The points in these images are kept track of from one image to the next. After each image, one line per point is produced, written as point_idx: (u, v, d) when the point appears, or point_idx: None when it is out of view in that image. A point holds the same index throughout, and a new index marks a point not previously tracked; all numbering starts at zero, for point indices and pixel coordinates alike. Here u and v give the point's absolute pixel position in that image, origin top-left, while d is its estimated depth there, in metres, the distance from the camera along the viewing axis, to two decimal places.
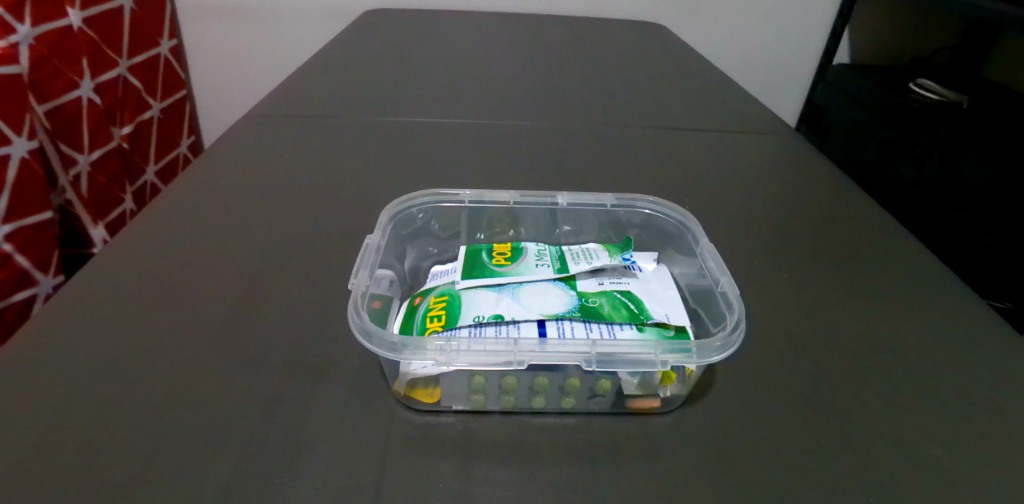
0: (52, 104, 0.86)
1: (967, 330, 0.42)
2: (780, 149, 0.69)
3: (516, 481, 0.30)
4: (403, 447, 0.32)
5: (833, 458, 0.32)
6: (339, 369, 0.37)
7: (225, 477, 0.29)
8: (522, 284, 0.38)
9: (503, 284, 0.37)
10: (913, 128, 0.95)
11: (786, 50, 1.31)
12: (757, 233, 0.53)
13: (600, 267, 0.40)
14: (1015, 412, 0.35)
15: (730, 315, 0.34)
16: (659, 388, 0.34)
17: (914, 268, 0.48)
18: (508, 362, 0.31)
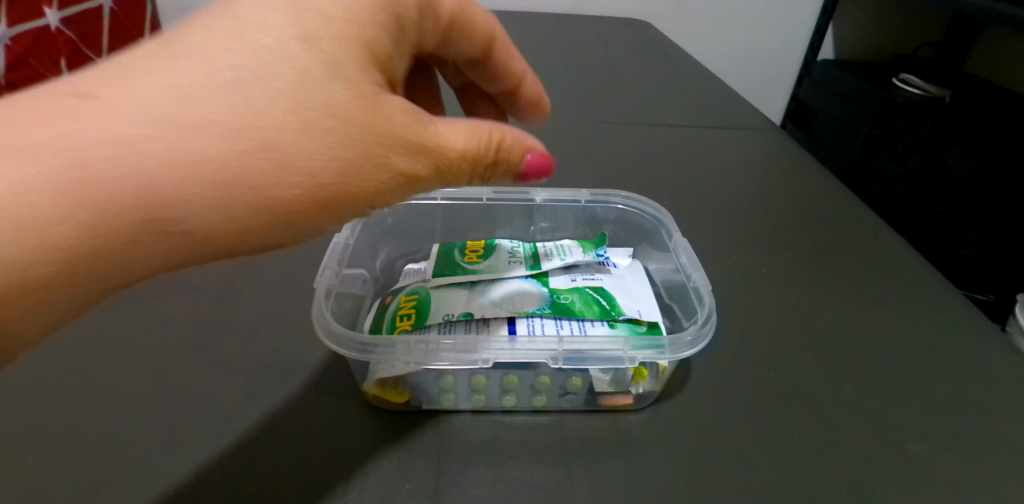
0: None
1: (942, 323, 0.42)
2: (761, 145, 0.69)
3: (486, 481, 0.29)
4: (371, 447, 0.31)
5: (807, 452, 0.32)
6: (308, 367, 0.36)
7: (189, 481, 0.29)
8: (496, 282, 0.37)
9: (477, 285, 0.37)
10: (897, 123, 0.95)
11: (772, 46, 1.31)
12: (737, 227, 0.53)
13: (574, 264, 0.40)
14: (986, 404, 0.36)
15: (701, 310, 0.34)
16: (631, 385, 0.33)
17: (891, 262, 0.49)
18: (476, 361, 0.31)
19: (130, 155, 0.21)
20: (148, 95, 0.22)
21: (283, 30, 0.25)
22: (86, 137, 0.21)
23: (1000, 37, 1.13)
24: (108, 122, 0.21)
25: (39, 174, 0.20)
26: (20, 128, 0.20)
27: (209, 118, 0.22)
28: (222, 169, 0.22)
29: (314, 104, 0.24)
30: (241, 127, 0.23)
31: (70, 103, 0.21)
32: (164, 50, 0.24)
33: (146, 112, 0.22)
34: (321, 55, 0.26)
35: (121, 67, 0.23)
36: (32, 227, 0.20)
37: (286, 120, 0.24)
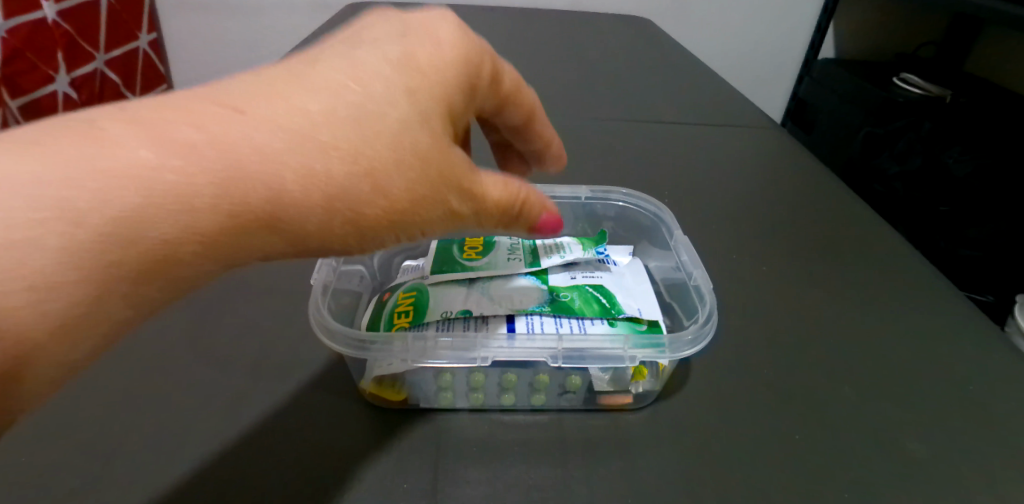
0: (25, 98, 0.84)
1: (945, 323, 0.42)
2: (762, 142, 0.69)
3: (483, 482, 0.29)
4: (369, 446, 0.31)
5: (808, 452, 0.32)
6: (305, 364, 0.35)
7: (184, 480, 0.28)
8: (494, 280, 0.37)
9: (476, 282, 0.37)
10: (897, 122, 0.95)
11: (773, 44, 1.31)
12: (737, 225, 0.52)
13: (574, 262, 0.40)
14: (988, 404, 0.36)
15: (702, 309, 0.34)
16: (631, 385, 0.33)
17: (893, 261, 0.49)
18: (473, 359, 0.31)
19: (263, 159, 0.21)
20: (284, 109, 0.22)
21: (395, 67, 0.26)
22: (230, 138, 0.21)
23: (1001, 36, 1.12)
24: (243, 126, 0.21)
25: (185, 165, 0.20)
26: (170, 121, 0.20)
27: (328, 137, 0.23)
28: (327, 186, 0.23)
29: (406, 143, 0.25)
30: (352, 151, 0.23)
31: (212, 104, 0.21)
32: (294, 73, 0.24)
33: (284, 124, 0.22)
34: (428, 95, 0.26)
35: (256, 80, 0.23)
36: (170, 215, 0.20)
37: (385, 149, 0.24)
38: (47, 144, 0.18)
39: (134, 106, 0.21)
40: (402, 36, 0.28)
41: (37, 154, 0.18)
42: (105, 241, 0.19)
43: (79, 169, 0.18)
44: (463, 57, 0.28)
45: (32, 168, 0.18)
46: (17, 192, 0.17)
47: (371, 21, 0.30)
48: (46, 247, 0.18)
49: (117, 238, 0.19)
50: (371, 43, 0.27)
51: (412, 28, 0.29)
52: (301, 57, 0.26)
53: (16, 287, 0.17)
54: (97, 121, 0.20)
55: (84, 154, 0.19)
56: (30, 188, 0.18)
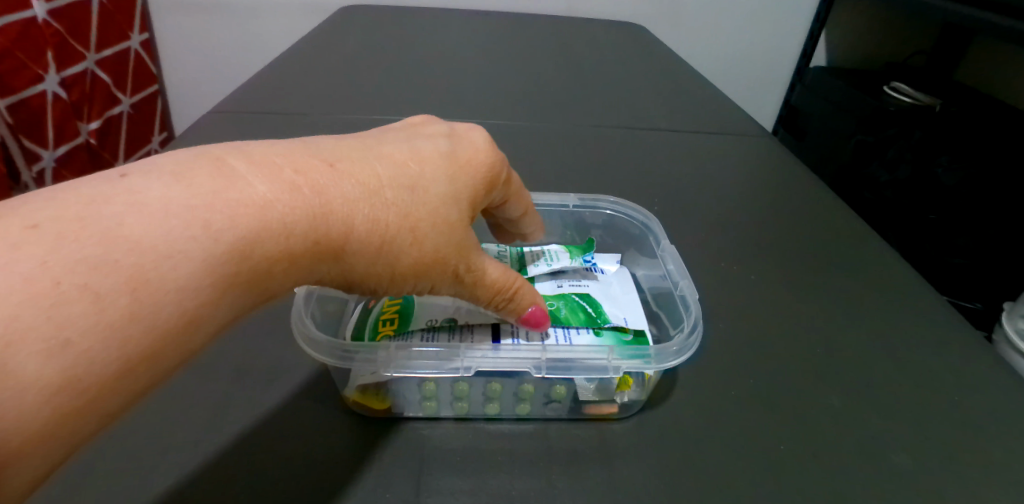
0: (15, 98, 0.82)
1: (929, 330, 0.43)
2: (752, 150, 0.70)
3: (469, 492, 0.29)
4: (353, 455, 0.30)
5: (791, 459, 0.32)
6: (288, 371, 0.35)
7: (163, 486, 0.28)
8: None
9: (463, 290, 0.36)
10: (889, 129, 0.94)
11: (766, 50, 1.31)
12: (726, 233, 0.53)
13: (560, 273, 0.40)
14: (970, 411, 0.36)
15: (688, 318, 0.34)
16: (616, 394, 0.33)
17: (879, 269, 0.49)
18: (457, 369, 0.30)
19: (344, 201, 0.26)
20: (360, 170, 0.27)
21: (444, 153, 0.31)
22: (321, 184, 0.25)
23: (990, 46, 1.14)
24: (327, 178, 0.26)
25: (289, 198, 0.24)
26: (280, 164, 0.25)
27: (389, 194, 0.27)
28: (381, 232, 0.27)
29: (436, 216, 0.28)
30: (403, 207, 0.27)
31: (311, 156, 0.26)
32: (366, 145, 0.29)
33: (359, 180, 0.27)
34: (467, 175, 0.30)
35: (337, 145, 0.29)
36: (280, 236, 0.23)
37: (427, 211, 0.28)
38: (190, 176, 0.22)
39: (251, 146, 0.26)
40: (450, 133, 0.33)
41: (185, 184, 0.22)
42: (234, 253, 0.22)
43: (217, 197, 0.22)
44: (496, 152, 0.33)
45: (182, 194, 0.21)
46: (174, 212, 0.21)
47: (426, 121, 0.35)
48: (192, 256, 0.20)
49: (242, 251, 0.22)
50: (426, 134, 0.32)
51: (459, 130, 0.34)
52: (369, 136, 0.31)
53: (166, 288, 0.20)
54: (224, 158, 0.24)
55: (220, 186, 0.22)
56: (182, 209, 0.21)
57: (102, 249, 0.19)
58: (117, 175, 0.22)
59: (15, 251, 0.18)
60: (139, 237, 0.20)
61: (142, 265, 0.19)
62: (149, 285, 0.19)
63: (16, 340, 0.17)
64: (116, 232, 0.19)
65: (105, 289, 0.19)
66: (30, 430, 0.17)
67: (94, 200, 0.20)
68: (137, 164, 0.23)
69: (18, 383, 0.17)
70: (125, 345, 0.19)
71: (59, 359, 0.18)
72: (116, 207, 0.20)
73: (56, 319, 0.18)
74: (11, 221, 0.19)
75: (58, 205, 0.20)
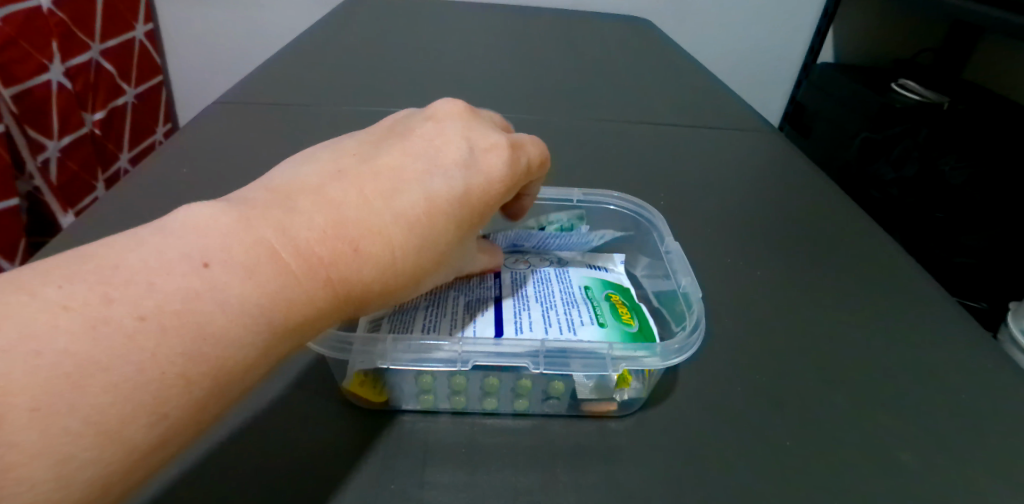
0: (20, 88, 0.81)
1: (935, 329, 0.42)
2: (757, 146, 0.69)
3: (466, 486, 0.29)
4: (355, 449, 0.30)
5: (795, 458, 0.32)
6: (291, 363, 0.35)
7: (168, 479, 0.28)
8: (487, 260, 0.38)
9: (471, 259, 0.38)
10: (896, 128, 0.94)
11: (773, 45, 1.30)
12: (731, 229, 0.52)
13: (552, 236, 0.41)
14: (975, 410, 0.36)
15: (690, 316, 0.35)
16: (616, 392, 0.33)
17: (884, 266, 0.49)
18: (453, 362, 0.30)
19: (361, 284, 0.25)
20: (380, 243, 0.26)
21: (458, 192, 0.29)
22: (343, 275, 0.24)
23: (997, 43, 1.13)
24: (353, 263, 0.25)
25: (324, 294, 0.24)
26: (318, 259, 0.24)
27: (404, 264, 0.26)
28: (391, 298, 0.27)
29: (442, 260, 0.29)
30: (415, 271, 0.27)
31: (334, 235, 0.24)
32: (385, 188, 0.27)
33: (380, 257, 0.25)
34: (476, 215, 0.30)
35: (360, 204, 0.26)
36: (319, 322, 0.24)
37: (432, 265, 0.28)
38: (263, 271, 0.22)
39: (292, 222, 0.24)
40: (466, 158, 0.30)
41: (259, 283, 0.22)
42: (291, 341, 0.23)
43: (283, 298, 0.22)
44: (509, 179, 0.31)
45: (259, 297, 0.22)
46: (252, 312, 0.21)
47: (442, 128, 0.32)
48: (262, 347, 0.22)
49: (297, 335, 0.23)
50: (444, 164, 0.29)
51: (476, 151, 0.31)
52: (391, 162, 0.28)
53: (239, 372, 0.21)
54: (280, 250, 0.23)
55: (283, 286, 0.22)
56: (257, 310, 0.21)
57: (198, 343, 0.20)
58: (199, 260, 0.21)
59: (127, 341, 0.19)
60: (226, 332, 0.21)
61: (226, 357, 0.21)
62: (229, 371, 0.21)
63: (129, 418, 0.18)
64: (207, 328, 0.20)
65: (197, 376, 0.20)
66: (123, 488, 0.19)
67: (187, 294, 0.20)
68: (209, 237, 0.22)
69: (125, 453, 0.18)
70: (202, 418, 0.21)
71: (157, 431, 0.19)
72: (210, 304, 0.21)
73: (159, 401, 0.19)
74: (118, 306, 0.19)
75: (159, 291, 0.20)
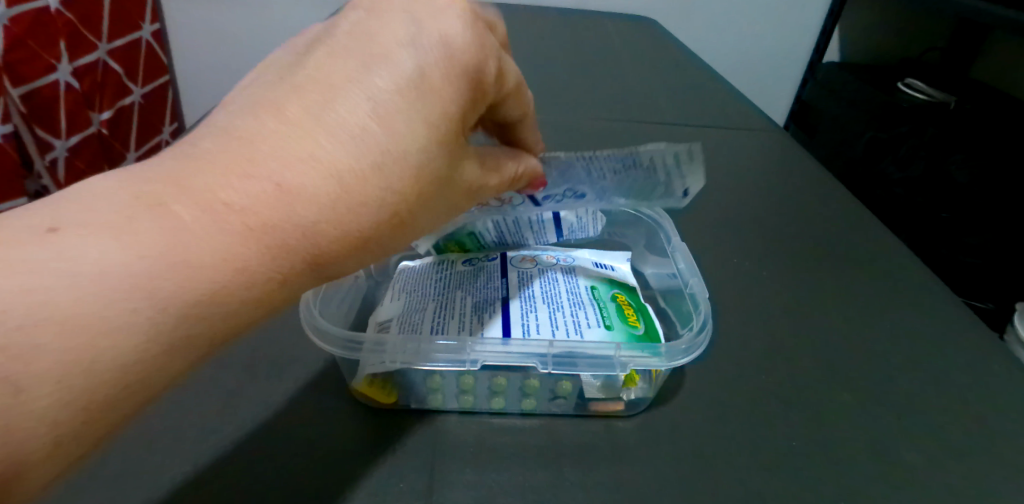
0: (28, 88, 0.82)
1: (943, 329, 0.42)
2: (764, 146, 0.69)
3: (474, 484, 0.29)
4: (366, 450, 0.31)
5: (804, 459, 0.32)
6: (302, 365, 0.35)
7: (181, 478, 0.28)
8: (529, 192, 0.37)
9: (514, 198, 0.38)
10: (902, 127, 0.94)
11: (779, 44, 1.30)
12: (737, 229, 0.53)
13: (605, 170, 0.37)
14: (983, 410, 0.36)
15: (698, 317, 0.35)
16: (623, 391, 0.33)
17: (891, 266, 0.49)
18: (463, 362, 0.31)
19: (298, 228, 0.22)
20: (315, 175, 0.22)
21: (408, 92, 0.24)
22: (269, 220, 0.21)
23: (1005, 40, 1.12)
24: (288, 199, 0.21)
25: (247, 247, 0.21)
26: (234, 207, 0.21)
27: (348, 194, 0.23)
28: (354, 238, 0.23)
29: (415, 177, 0.25)
30: (370, 199, 0.23)
31: (251, 175, 0.21)
32: (317, 103, 0.23)
33: (315, 190, 0.22)
34: (444, 115, 0.25)
35: (282, 131, 0.22)
36: (246, 284, 0.21)
37: (397, 188, 0.24)
38: (139, 231, 0.19)
39: (198, 172, 0.21)
40: (410, 48, 0.25)
41: (135, 243, 0.19)
42: (191, 316, 0.20)
43: (172, 257, 0.19)
44: (473, 60, 0.27)
45: (129, 260, 0.19)
46: (117, 279, 0.18)
47: (377, 19, 0.26)
48: (140, 320, 0.19)
49: (201, 310, 0.20)
50: (384, 59, 0.25)
51: (422, 32, 0.26)
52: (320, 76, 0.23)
53: (109, 357, 0.18)
54: (169, 206, 0.20)
55: (169, 242, 0.19)
56: (125, 275, 0.19)
57: (39, 320, 0.17)
58: (59, 227, 0.19)
59: None
60: (82, 307, 0.18)
61: (84, 337, 0.18)
62: (89, 356, 0.18)
63: None
64: (55, 304, 0.18)
65: (40, 362, 0.17)
66: None
67: (38, 262, 0.18)
68: (85, 205, 0.20)
69: None
70: (69, 413, 0.18)
71: None
72: (59, 275, 0.18)
73: None
74: None
75: (49, 255, 0.18)
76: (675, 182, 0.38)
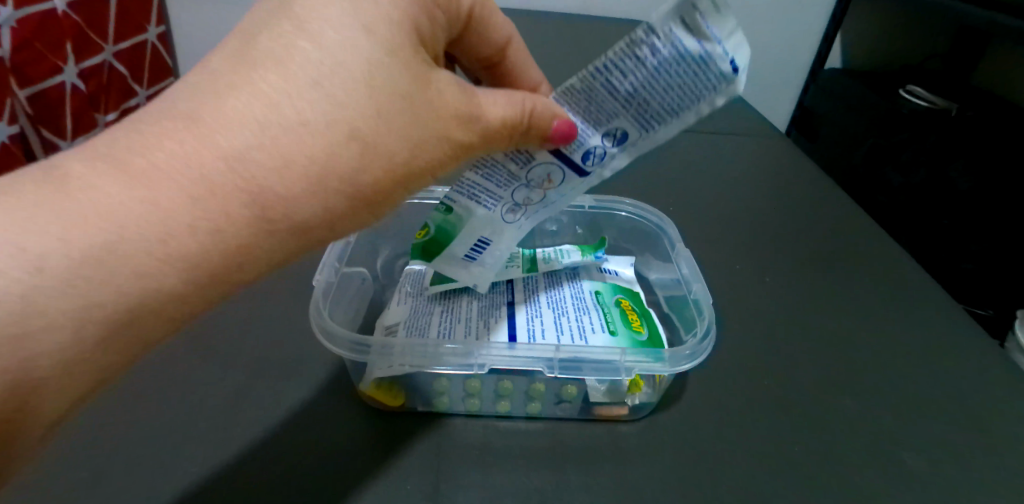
0: (34, 89, 0.83)
1: (944, 336, 0.42)
2: (767, 152, 0.69)
3: (479, 486, 0.29)
4: (373, 451, 0.31)
5: (803, 462, 0.32)
6: (310, 367, 0.36)
7: (190, 479, 0.29)
8: (559, 151, 0.31)
9: (553, 176, 0.32)
10: (902, 133, 0.94)
11: (781, 50, 1.30)
12: (740, 234, 0.53)
13: (616, 88, 0.28)
14: (982, 417, 0.36)
15: (701, 322, 0.35)
16: (627, 396, 0.33)
17: (893, 273, 0.49)
18: (470, 365, 0.31)
19: (218, 158, 0.21)
20: (234, 108, 0.22)
21: (337, 15, 0.24)
22: (183, 158, 0.21)
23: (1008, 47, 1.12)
24: (204, 132, 0.21)
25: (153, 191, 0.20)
26: (144, 154, 0.21)
27: (271, 120, 0.22)
28: (294, 168, 0.22)
29: (352, 97, 0.23)
30: (298, 123, 0.22)
31: (173, 121, 0.21)
32: (249, 46, 0.24)
33: (233, 121, 0.21)
34: (386, 23, 0.25)
35: (211, 77, 0.23)
36: (148, 243, 0.20)
37: (331, 111, 0.23)
38: (33, 200, 0.19)
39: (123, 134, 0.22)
40: None
41: (26, 211, 0.19)
42: (88, 282, 0.19)
43: (63, 220, 0.19)
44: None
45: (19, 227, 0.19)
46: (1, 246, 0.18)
47: None
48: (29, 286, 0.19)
49: (101, 277, 0.19)
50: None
51: None
52: (265, 15, 0.25)
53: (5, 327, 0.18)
54: (68, 173, 0.20)
55: (62, 205, 0.19)
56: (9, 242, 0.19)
57: None
58: None
59: None
60: None
61: None
62: None
63: None
64: None
65: None
66: None
67: None
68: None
69: None
70: None
71: None
72: None
73: None
74: None
75: None
76: (714, 53, 0.25)
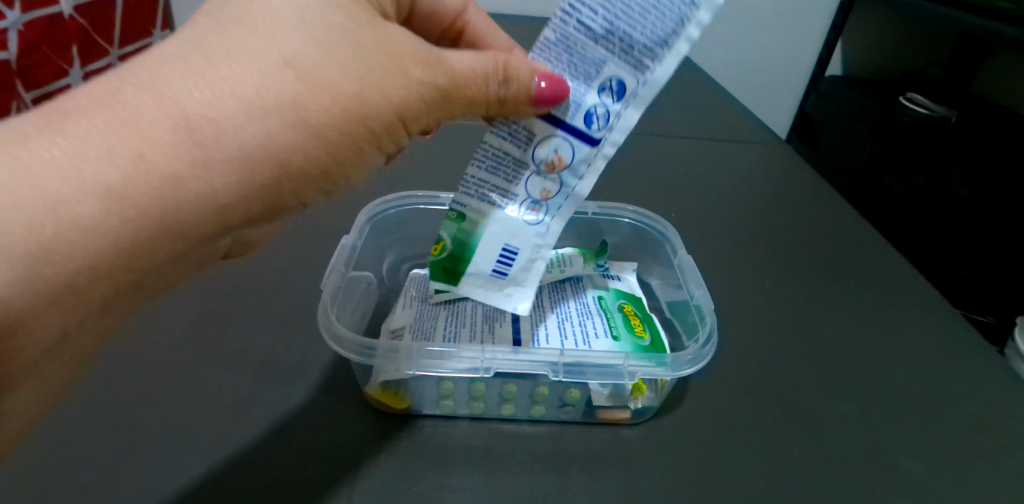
0: (40, 91, 0.84)
1: (942, 344, 0.43)
2: (767, 159, 0.70)
3: (482, 488, 0.30)
4: (377, 452, 0.31)
5: (801, 466, 0.33)
6: (315, 369, 0.36)
7: (195, 477, 0.29)
8: (552, 114, 0.30)
9: (561, 152, 0.31)
10: (902, 141, 0.95)
11: (782, 57, 1.31)
12: (741, 240, 0.53)
13: (588, 26, 0.28)
14: (978, 423, 0.36)
15: (703, 328, 0.35)
16: (629, 401, 0.34)
17: (892, 280, 0.49)
18: (476, 369, 0.32)
19: (161, 99, 0.22)
20: (182, 57, 0.23)
21: None
22: (129, 101, 0.22)
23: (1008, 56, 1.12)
24: (152, 80, 0.22)
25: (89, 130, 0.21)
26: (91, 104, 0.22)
27: (214, 65, 0.23)
28: (238, 102, 0.23)
29: (294, 36, 0.24)
30: (241, 63, 0.23)
31: (126, 75, 0.23)
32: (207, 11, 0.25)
33: (180, 68, 0.23)
34: None
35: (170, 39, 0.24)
36: (74, 174, 0.20)
37: (271, 48, 0.24)
38: None
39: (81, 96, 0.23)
40: None
41: None
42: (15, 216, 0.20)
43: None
44: None
45: None
46: None
47: None
48: None
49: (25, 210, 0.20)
50: None
51: None
52: None
53: None
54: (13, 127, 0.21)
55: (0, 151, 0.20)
56: None
57: None
58: None
59: None
60: None
61: None
62: None
63: None
64: None
65: None
66: None
67: None
68: None
69: None
70: None
71: None
72: None
73: None
74: None
75: None
76: None
